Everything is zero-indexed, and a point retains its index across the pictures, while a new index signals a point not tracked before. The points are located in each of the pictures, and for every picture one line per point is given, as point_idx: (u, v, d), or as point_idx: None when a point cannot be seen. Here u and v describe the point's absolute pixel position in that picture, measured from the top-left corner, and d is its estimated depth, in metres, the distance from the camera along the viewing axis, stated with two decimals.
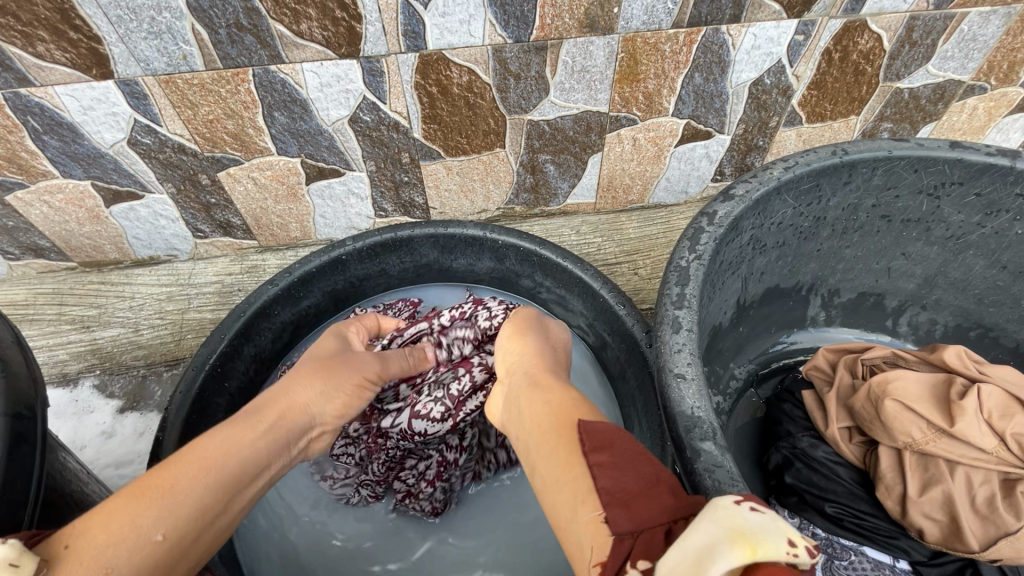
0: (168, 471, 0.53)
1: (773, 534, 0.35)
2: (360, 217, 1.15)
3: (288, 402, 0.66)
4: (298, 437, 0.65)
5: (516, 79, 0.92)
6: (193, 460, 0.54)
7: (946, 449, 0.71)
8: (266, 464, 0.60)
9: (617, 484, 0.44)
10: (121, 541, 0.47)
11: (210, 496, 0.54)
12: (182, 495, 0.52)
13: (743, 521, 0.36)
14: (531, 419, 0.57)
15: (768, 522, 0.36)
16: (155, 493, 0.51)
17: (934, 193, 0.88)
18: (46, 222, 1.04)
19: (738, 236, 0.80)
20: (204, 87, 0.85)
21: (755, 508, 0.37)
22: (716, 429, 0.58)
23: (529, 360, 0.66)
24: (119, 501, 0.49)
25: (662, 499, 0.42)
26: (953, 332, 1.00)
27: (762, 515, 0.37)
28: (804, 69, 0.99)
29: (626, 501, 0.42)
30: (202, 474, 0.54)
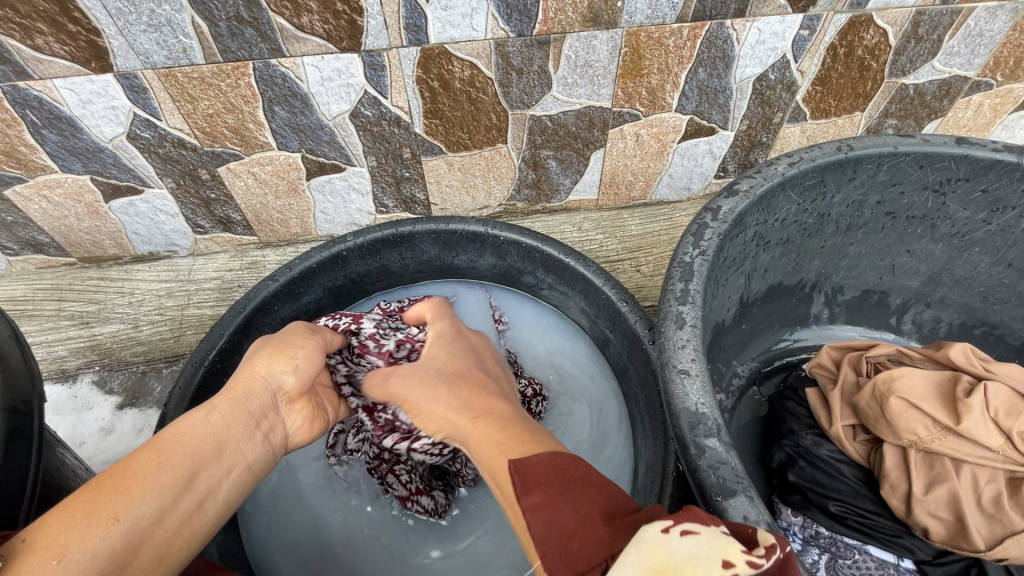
0: (124, 461, 0.53)
1: (704, 563, 0.37)
2: (361, 213, 1.14)
3: (244, 379, 0.65)
4: (260, 413, 0.64)
5: (518, 74, 0.92)
6: (145, 449, 0.55)
7: (951, 447, 0.70)
8: (226, 446, 0.60)
9: (551, 524, 0.42)
10: (78, 526, 0.47)
11: (168, 480, 0.53)
12: (136, 481, 0.52)
13: (672, 554, 0.37)
14: (478, 447, 0.54)
15: (699, 548, 0.37)
16: (112, 484, 0.51)
17: (940, 189, 0.87)
18: (45, 217, 1.04)
19: (742, 232, 0.79)
20: (204, 81, 0.85)
21: (686, 531, 0.38)
22: (720, 426, 0.57)
23: (443, 412, 0.61)
24: (78, 496, 0.49)
25: (596, 531, 0.41)
26: (958, 330, 1.00)
27: (693, 538, 0.38)
28: (809, 64, 0.98)
29: (563, 545, 0.41)
30: (158, 463, 0.54)
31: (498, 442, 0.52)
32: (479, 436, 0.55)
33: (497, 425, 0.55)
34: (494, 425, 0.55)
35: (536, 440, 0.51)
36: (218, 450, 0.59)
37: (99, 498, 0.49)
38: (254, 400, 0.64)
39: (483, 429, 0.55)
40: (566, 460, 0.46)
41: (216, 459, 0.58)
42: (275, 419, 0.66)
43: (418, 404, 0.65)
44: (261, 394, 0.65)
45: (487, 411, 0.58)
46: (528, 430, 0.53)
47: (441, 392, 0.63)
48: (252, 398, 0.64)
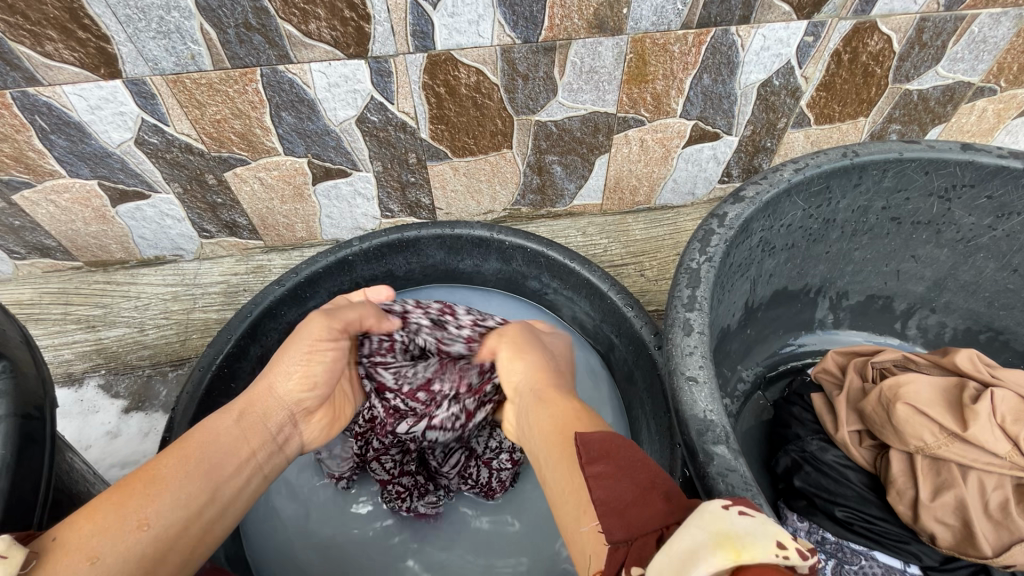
0: (151, 466, 0.54)
1: (760, 537, 0.35)
2: (366, 217, 1.15)
3: (261, 389, 0.68)
4: (273, 423, 0.67)
5: (524, 80, 0.92)
6: (171, 455, 0.56)
7: (958, 453, 0.70)
8: (246, 456, 0.62)
9: (612, 492, 0.45)
10: (109, 530, 0.48)
11: (194, 488, 0.55)
12: (163, 487, 0.53)
13: (730, 525, 0.37)
14: (539, 434, 0.59)
15: (757, 526, 0.36)
16: (140, 485, 0.52)
17: (945, 195, 0.87)
18: (52, 222, 1.04)
19: (747, 238, 0.79)
20: (212, 87, 0.85)
21: (744, 513, 0.38)
22: (728, 432, 0.57)
23: (530, 371, 0.70)
24: (106, 496, 0.51)
25: (656, 504, 0.44)
26: (963, 336, 1.00)
27: (751, 519, 0.37)
28: (813, 70, 0.98)
29: (622, 511, 0.44)
30: (183, 465, 0.56)
31: (563, 423, 0.57)
32: (551, 408, 0.61)
33: (567, 407, 0.60)
34: (550, 411, 0.61)
35: (596, 421, 0.56)
36: (239, 461, 0.61)
37: (129, 502, 0.51)
38: (270, 412, 0.67)
39: (552, 409, 0.61)
40: (631, 445, 0.49)
41: (237, 469, 0.61)
42: (287, 432, 0.69)
43: (509, 358, 0.74)
44: (275, 408, 0.68)
45: (561, 391, 0.66)
46: (590, 411, 0.59)
47: (529, 357, 0.73)
48: (267, 412, 0.67)
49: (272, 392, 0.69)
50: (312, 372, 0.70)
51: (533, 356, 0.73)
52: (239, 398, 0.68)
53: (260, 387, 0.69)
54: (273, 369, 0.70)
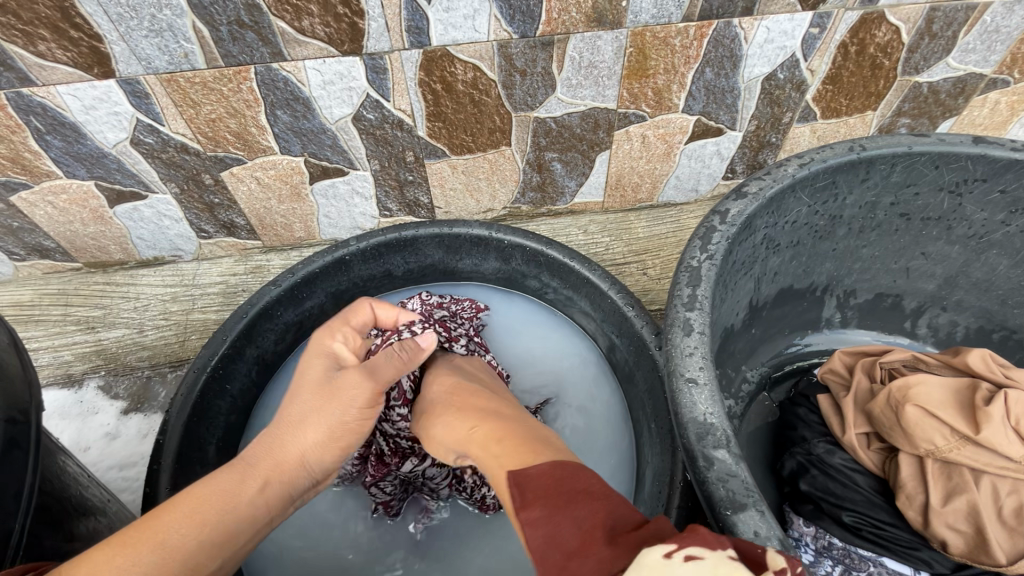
0: (163, 528, 0.51)
1: None
2: (364, 216, 1.13)
3: (285, 452, 0.62)
4: (294, 488, 0.62)
5: (522, 75, 0.90)
6: (183, 517, 0.52)
7: (971, 457, 0.68)
8: (259, 527, 0.58)
9: (551, 541, 0.39)
10: None
11: (199, 554, 0.52)
12: (173, 555, 0.50)
13: None
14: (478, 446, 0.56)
15: None
16: (148, 546, 0.49)
17: (956, 190, 0.84)
18: (50, 223, 1.04)
19: (751, 235, 0.77)
20: (206, 86, 0.84)
21: (689, 557, 0.33)
22: (729, 437, 0.55)
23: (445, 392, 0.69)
24: (107, 554, 0.48)
25: (596, 554, 0.37)
26: (975, 335, 0.97)
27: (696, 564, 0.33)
28: (819, 63, 0.96)
29: (563, 565, 0.38)
30: (196, 531, 0.52)
31: (486, 438, 0.55)
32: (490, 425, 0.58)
33: (495, 434, 0.55)
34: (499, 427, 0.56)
35: (541, 444, 0.51)
36: (253, 532, 0.57)
37: (130, 572, 0.47)
38: (300, 476, 0.63)
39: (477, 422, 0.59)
40: (569, 468, 0.45)
41: (250, 535, 0.57)
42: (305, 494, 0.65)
43: (430, 398, 0.70)
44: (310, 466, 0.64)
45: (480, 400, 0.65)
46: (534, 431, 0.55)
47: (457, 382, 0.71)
48: (297, 479, 0.62)
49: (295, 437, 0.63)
50: (342, 442, 0.65)
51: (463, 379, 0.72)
52: (262, 454, 0.62)
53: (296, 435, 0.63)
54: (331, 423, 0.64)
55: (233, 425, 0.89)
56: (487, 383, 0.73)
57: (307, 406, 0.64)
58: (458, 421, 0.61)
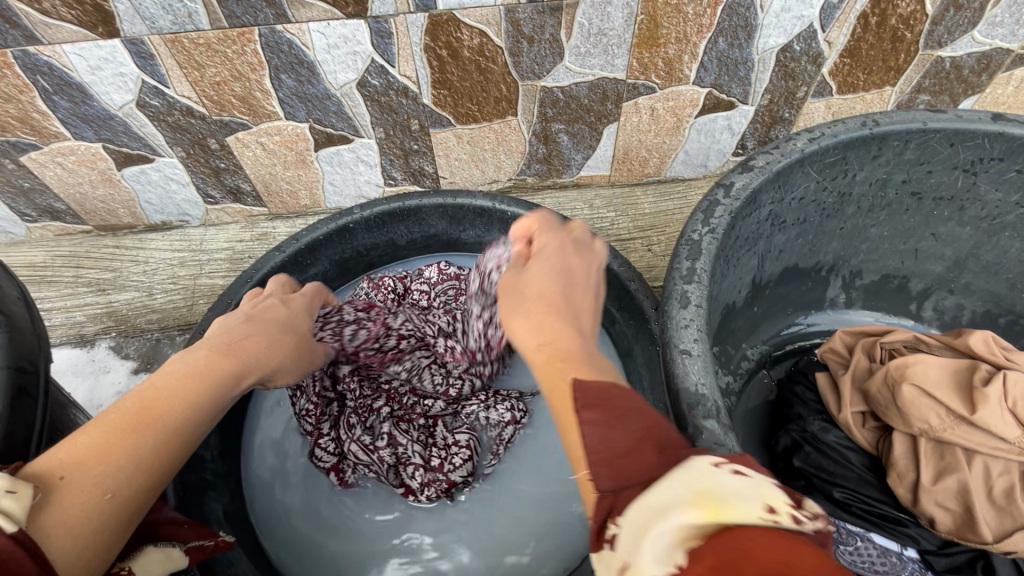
0: (155, 403, 0.48)
1: (750, 501, 0.33)
2: (369, 185, 1.13)
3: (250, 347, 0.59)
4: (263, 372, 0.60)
5: (529, 42, 0.89)
6: (170, 391, 0.50)
7: (964, 437, 0.67)
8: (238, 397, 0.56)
9: (604, 443, 0.38)
10: (117, 468, 0.44)
11: (196, 424, 0.50)
12: (169, 426, 0.48)
13: (717, 484, 0.33)
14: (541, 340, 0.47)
15: (746, 487, 0.34)
16: (148, 421, 0.47)
17: (971, 169, 0.82)
18: (60, 184, 1.04)
19: (756, 211, 0.77)
20: (210, 47, 0.84)
21: (737, 472, 0.35)
22: (719, 408, 0.54)
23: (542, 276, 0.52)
24: (114, 429, 0.45)
25: (648, 458, 0.37)
26: (981, 318, 0.96)
27: (743, 479, 0.35)
28: (837, 34, 0.93)
29: (614, 468, 0.37)
30: (189, 403, 0.50)
31: (550, 351, 0.46)
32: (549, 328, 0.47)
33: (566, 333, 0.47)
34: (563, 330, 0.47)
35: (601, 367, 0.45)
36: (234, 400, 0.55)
37: (129, 443, 0.45)
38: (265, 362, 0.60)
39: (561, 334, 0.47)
40: (628, 391, 0.41)
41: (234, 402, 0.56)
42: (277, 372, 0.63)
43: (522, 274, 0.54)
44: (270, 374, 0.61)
45: (570, 321, 0.48)
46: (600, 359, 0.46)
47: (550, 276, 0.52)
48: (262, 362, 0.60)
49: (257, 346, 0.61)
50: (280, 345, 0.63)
51: (557, 275, 0.52)
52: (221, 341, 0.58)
53: (256, 343, 0.60)
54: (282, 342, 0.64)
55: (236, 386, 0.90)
56: (586, 280, 0.54)
57: (258, 330, 0.62)
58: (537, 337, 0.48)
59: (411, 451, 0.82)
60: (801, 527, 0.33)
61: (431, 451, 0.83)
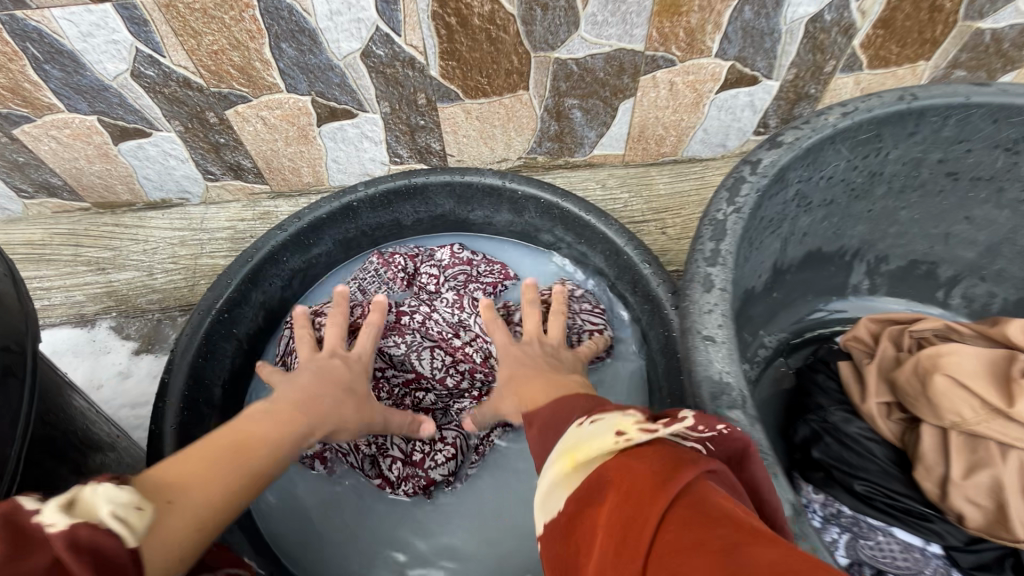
0: (246, 441, 0.56)
1: (599, 438, 0.40)
2: (374, 162, 1.09)
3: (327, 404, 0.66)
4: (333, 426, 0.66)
5: (543, 10, 0.83)
6: (256, 431, 0.58)
7: (999, 431, 0.64)
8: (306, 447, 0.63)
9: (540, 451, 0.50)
10: (214, 488, 0.50)
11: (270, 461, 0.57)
12: (252, 461, 0.55)
13: (579, 437, 0.43)
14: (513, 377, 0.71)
15: (600, 429, 0.41)
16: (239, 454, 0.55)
17: (1014, 148, 0.77)
18: (55, 159, 1.00)
19: (783, 190, 0.72)
20: (206, 13, 0.79)
21: (595, 421, 0.43)
22: (745, 398, 0.51)
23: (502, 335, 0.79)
24: (216, 458, 0.53)
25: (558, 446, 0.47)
26: (1013, 307, 0.91)
27: (597, 424, 0.42)
28: (872, 3, 0.87)
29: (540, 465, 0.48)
30: (273, 445, 0.58)
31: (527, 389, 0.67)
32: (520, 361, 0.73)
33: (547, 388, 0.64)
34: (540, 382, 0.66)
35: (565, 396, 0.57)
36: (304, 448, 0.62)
37: (225, 471, 0.52)
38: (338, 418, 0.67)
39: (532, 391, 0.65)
40: (569, 409, 0.52)
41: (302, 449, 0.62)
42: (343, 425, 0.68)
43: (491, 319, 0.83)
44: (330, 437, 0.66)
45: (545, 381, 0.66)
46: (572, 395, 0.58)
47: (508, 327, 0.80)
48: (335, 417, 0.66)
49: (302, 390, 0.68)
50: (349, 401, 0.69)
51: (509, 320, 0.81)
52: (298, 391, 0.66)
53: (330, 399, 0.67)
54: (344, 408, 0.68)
55: (238, 368, 0.87)
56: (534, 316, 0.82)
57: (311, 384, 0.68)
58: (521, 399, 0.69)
59: (391, 443, 0.84)
60: (649, 433, 0.39)
61: (412, 446, 0.83)
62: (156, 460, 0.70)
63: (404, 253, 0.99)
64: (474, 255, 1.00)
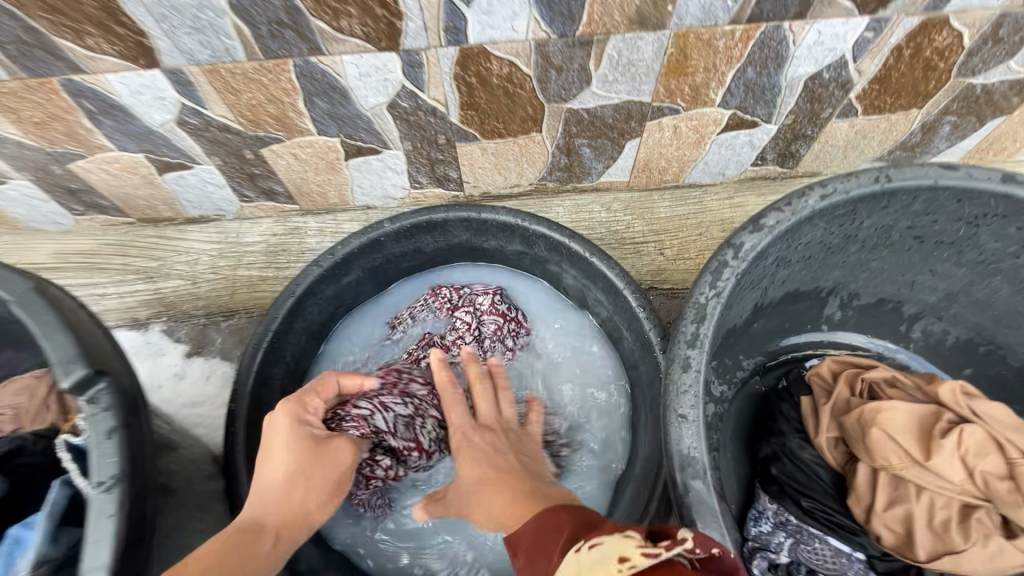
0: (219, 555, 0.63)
1: (603, 562, 0.46)
2: (395, 187, 1.17)
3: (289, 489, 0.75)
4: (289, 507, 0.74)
5: (558, 71, 0.89)
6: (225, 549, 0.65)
7: (916, 476, 0.79)
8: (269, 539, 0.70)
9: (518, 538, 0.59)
10: None
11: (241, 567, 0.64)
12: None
13: (580, 564, 0.48)
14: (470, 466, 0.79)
15: (599, 555, 0.47)
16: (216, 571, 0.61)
17: (974, 222, 0.86)
18: (105, 186, 1.09)
19: (762, 261, 0.83)
20: (246, 76, 0.86)
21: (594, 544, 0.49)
22: (706, 469, 0.66)
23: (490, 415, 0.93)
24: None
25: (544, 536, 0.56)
26: (963, 345, 1.03)
27: (597, 548, 0.48)
28: (869, 65, 0.93)
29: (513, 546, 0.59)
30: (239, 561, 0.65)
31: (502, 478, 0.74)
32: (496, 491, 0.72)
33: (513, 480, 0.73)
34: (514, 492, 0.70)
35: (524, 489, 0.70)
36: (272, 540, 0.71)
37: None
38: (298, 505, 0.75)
39: (475, 468, 0.78)
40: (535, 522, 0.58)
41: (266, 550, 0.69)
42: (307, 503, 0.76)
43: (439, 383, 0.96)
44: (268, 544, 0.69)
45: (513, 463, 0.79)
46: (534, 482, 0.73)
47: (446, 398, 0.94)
48: (299, 506, 0.75)
49: (273, 465, 0.76)
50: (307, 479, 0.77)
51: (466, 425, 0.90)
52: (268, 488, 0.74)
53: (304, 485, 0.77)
54: (292, 496, 0.75)
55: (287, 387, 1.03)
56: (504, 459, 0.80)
57: (270, 465, 0.76)
58: (479, 468, 0.78)
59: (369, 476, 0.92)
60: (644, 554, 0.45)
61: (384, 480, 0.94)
62: (234, 476, 0.86)
63: (451, 290, 1.13)
64: (508, 310, 1.10)
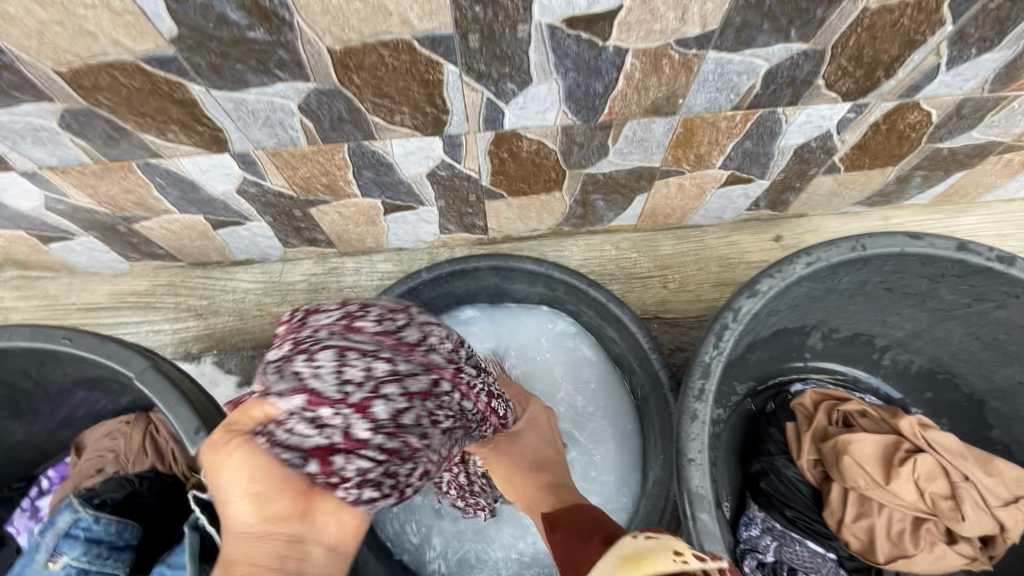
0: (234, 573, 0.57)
1: (659, 550, 0.59)
2: (426, 233, 1.28)
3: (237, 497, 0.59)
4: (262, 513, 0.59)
5: (579, 147, 1.01)
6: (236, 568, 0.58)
7: (879, 495, 0.97)
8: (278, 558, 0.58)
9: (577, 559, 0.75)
10: None
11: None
12: None
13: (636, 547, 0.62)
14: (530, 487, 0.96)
15: (657, 544, 0.61)
16: None
17: (935, 279, 1.01)
18: (163, 238, 1.20)
19: (756, 317, 0.97)
20: (305, 156, 0.96)
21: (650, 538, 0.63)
22: (711, 503, 0.81)
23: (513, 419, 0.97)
24: None
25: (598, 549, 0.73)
26: (925, 371, 1.20)
27: (654, 540, 0.62)
28: (850, 136, 1.06)
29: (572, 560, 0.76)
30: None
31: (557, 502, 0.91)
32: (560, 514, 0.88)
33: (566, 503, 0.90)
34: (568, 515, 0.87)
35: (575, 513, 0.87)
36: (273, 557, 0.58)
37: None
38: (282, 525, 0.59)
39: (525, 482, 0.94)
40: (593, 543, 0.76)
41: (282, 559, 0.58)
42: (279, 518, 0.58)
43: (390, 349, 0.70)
44: (311, 552, 0.60)
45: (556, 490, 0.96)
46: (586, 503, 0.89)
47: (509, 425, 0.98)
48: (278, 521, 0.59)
49: (263, 492, 0.57)
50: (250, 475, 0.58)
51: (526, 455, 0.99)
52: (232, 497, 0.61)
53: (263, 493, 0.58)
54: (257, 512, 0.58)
55: None
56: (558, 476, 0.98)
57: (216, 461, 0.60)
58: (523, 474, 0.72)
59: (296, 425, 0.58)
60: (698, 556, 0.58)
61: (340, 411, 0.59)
62: None
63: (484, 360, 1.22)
64: None
